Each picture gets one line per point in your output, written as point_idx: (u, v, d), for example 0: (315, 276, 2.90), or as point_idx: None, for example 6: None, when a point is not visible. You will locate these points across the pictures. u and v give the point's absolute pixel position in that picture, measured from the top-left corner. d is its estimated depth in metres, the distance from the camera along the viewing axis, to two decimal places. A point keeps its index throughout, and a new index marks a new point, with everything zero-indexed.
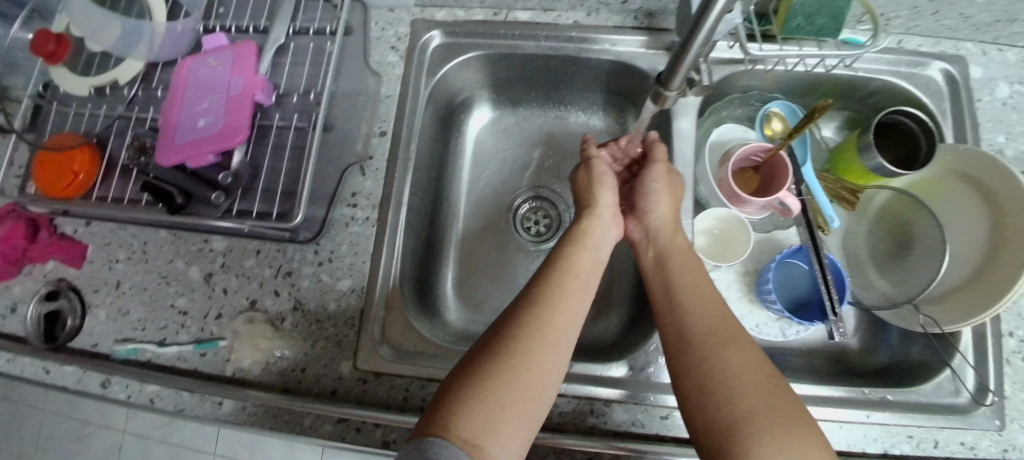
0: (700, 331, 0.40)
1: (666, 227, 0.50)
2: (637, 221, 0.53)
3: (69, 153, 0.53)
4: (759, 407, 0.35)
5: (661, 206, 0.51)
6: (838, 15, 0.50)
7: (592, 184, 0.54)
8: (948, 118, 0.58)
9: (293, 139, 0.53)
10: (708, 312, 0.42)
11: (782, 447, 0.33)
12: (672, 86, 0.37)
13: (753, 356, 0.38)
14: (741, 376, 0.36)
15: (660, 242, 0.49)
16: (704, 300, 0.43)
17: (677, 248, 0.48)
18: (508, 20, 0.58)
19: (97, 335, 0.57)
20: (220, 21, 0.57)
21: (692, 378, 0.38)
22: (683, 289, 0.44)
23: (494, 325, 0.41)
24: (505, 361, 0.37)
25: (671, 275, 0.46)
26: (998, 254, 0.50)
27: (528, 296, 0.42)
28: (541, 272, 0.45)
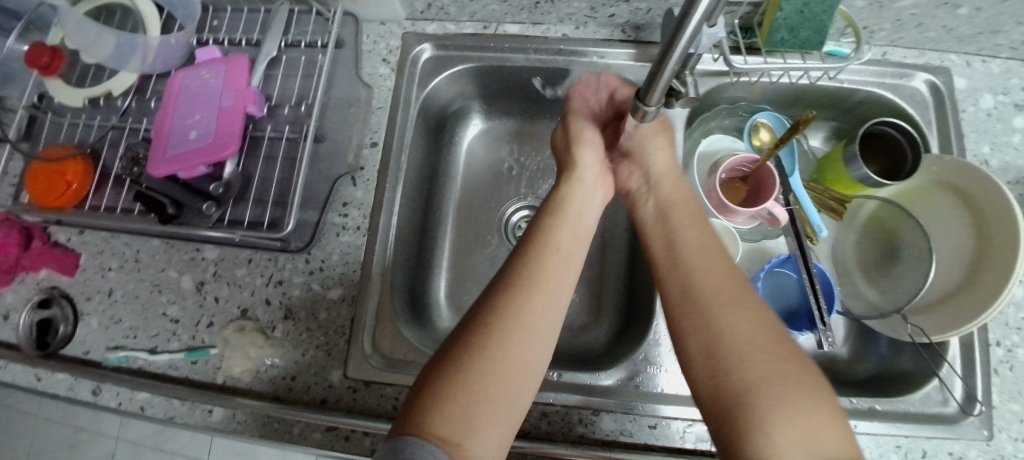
0: (705, 295, 0.40)
1: (666, 178, 0.51)
2: (633, 170, 0.53)
3: (62, 164, 0.54)
4: (767, 371, 0.36)
5: (657, 154, 0.52)
6: (820, 28, 0.51)
7: (571, 144, 0.54)
8: (933, 129, 0.59)
9: (285, 149, 0.54)
10: (711, 275, 0.42)
11: (790, 411, 0.34)
12: (651, 101, 0.35)
13: (759, 317, 0.38)
14: (749, 336, 0.37)
15: (662, 194, 0.50)
16: (707, 262, 0.43)
17: (677, 200, 0.49)
18: (498, 33, 0.59)
19: (89, 343, 0.56)
20: (214, 34, 0.58)
21: (697, 344, 0.38)
22: (686, 251, 0.44)
23: (467, 315, 0.40)
24: (485, 351, 0.37)
25: (674, 238, 0.46)
26: (983, 264, 0.51)
27: (505, 277, 0.42)
28: (521, 249, 0.44)
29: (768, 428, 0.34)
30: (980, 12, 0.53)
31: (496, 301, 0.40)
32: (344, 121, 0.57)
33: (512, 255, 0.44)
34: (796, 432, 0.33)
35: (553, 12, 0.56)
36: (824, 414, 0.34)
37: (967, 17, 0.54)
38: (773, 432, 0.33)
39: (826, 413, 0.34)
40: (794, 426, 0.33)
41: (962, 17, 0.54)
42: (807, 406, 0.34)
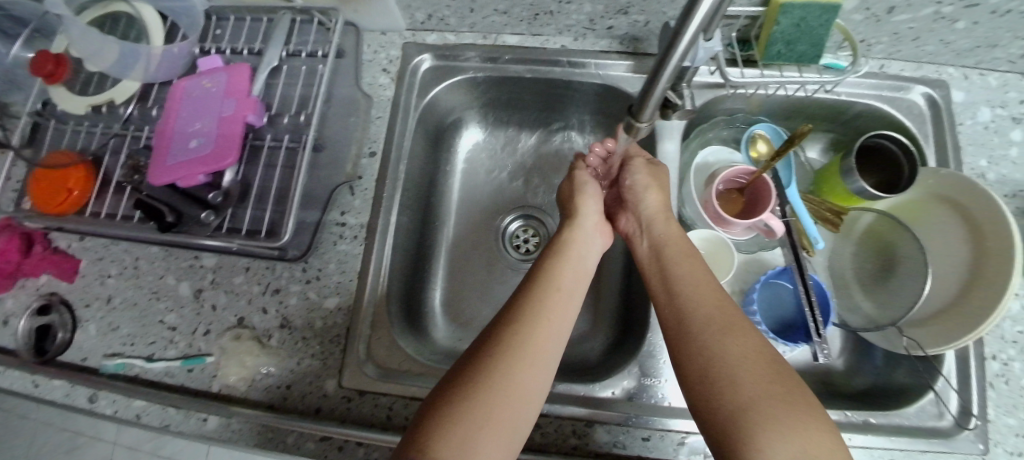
0: (699, 321, 0.41)
1: (659, 217, 0.52)
2: (631, 215, 0.54)
3: (63, 171, 0.54)
4: (760, 393, 0.36)
5: (650, 197, 0.53)
6: (817, 42, 0.51)
7: (575, 193, 0.55)
8: (930, 142, 0.59)
9: (284, 159, 0.54)
10: (705, 301, 0.42)
11: (784, 431, 0.34)
12: (643, 117, 0.38)
13: (751, 343, 0.39)
14: (742, 362, 0.38)
15: (656, 232, 0.51)
16: (701, 289, 0.43)
17: (672, 237, 0.50)
18: (497, 44, 0.60)
19: (87, 349, 0.57)
20: (215, 44, 0.58)
21: (692, 369, 0.39)
22: (680, 281, 0.45)
23: (477, 341, 0.41)
24: (483, 381, 0.37)
25: (668, 268, 0.47)
26: (979, 277, 0.51)
27: (507, 314, 0.42)
28: (524, 288, 0.45)
29: (763, 448, 0.33)
30: (979, 26, 0.53)
31: (499, 331, 0.41)
32: (342, 130, 0.57)
33: (517, 292, 0.45)
34: (791, 452, 0.33)
35: (552, 23, 0.57)
36: (818, 435, 0.34)
37: (965, 30, 0.54)
38: (767, 452, 0.33)
39: (824, 437, 0.34)
40: (788, 446, 0.33)
41: (960, 31, 0.54)
42: (800, 427, 0.34)
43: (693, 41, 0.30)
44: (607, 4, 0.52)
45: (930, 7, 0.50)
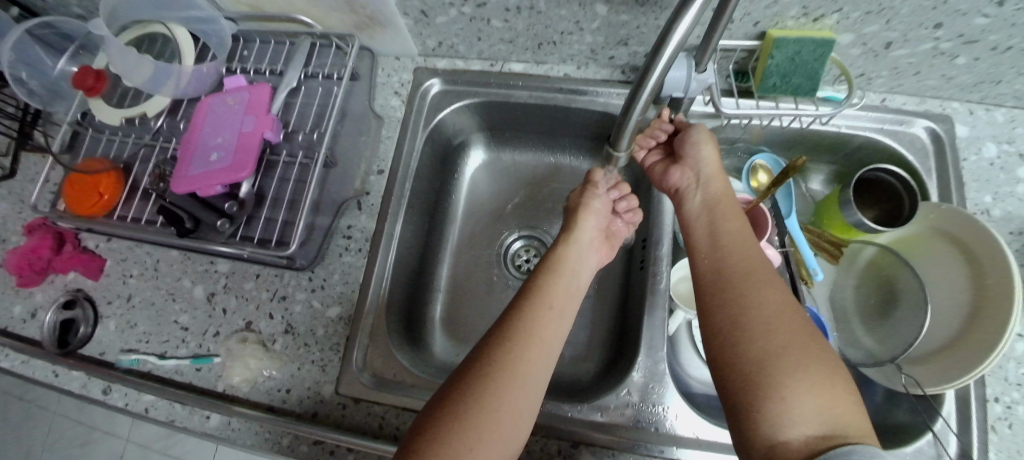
0: (737, 275, 0.42)
1: (715, 176, 0.51)
2: (686, 168, 0.52)
3: (96, 177, 0.59)
4: (792, 342, 0.37)
5: (708, 153, 0.52)
6: (812, 76, 0.52)
7: (578, 208, 0.57)
8: (932, 177, 0.59)
9: (297, 173, 0.57)
10: (746, 257, 0.44)
11: (808, 382, 0.35)
12: (621, 146, 0.46)
13: (788, 299, 0.40)
14: (776, 315, 0.39)
15: (710, 188, 0.50)
16: (744, 247, 0.44)
17: (725, 194, 0.50)
18: (503, 72, 0.63)
19: (106, 344, 0.60)
20: (241, 64, 0.63)
21: (724, 317, 0.40)
22: (725, 237, 0.46)
23: (468, 357, 0.42)
24: (497, 371, 0.40)
25: (716, 224, 0.47)
26: (980, 316, 0.50)
27: (502, 330, 0.44)
28: (516, 306, 0.46)
29: (786, 394, 0.35)
30: (980, 62, 0.53)
31: (493, 347, 0.42)
32: (353, 148, 0.61)
33: (510, 308, 0.46)
34: (813, 400, 0.35)
35: (556, 53, 0.59)
36: (841, 390, 0.35)
37: (966, 66, 0.54)
38: (790, 398, 0.35)
39: (847, 397, 0.35)
40: (810, 395, 0.35)
41: (961, 66, 0.54)
42: (824, 380, 0.35)
43: (665, 73, 0.36)
44: (607, 35, 0.54)
45: (927, 43, 0.51)
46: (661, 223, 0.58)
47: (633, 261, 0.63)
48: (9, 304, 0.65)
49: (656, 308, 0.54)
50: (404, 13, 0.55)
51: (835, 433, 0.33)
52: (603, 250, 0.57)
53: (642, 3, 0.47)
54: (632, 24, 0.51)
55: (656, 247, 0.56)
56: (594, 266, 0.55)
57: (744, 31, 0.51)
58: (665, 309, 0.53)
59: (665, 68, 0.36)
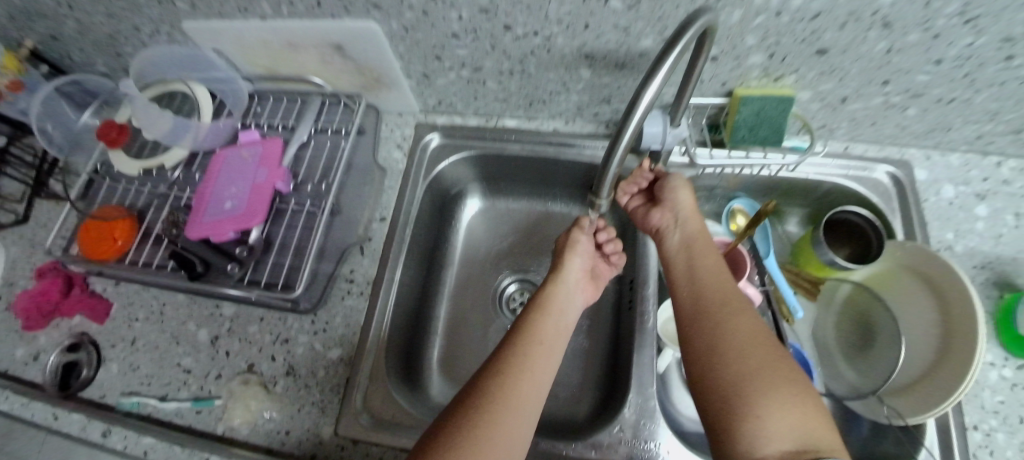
0: (713, 306, 0.45)
1: (691, 218, 0.55)
2: (664, 210, 0.56)
3: (111, 224, 0.62)
4: (764, 365, 0.40)
5: (684, 197, 0.56)
6: (777, 129, 0.58)
7: (565, 250, 0.60)
8: (897, 216, 0.64)
9: (304, 220, 0.61)
10: (721, 290, 0.47)
11: (780, 401, 0.37)
12: (602, 193, 0.50)
13: (760, 326, 0.43)
14: (749, 340, 0.42)
15: (688, 228, 0.54)
16: (719, 281, 0.48)
17: (701, 235, 0.54)
18: (497, 127, 0.68)
19: (107, 387, 0.61)
20: (255, 119, 0.68)
21: (702, 345, 0.43)
22: (701, 272, 0.49)
23: (463, 391, 0.44)
24: (489, 401, 0.42)
25: (694, 262, 0.51)
26: (950, 346, 0.52)
27: (496, 363, 0.46)
28: (508, 341, 0.49)
29: (762, 414, 0.37)
30: (929, 113, 0.59)
31: (486, 379, 0.45)
32: (358, 197, 0.65)
33: (504, 341, 0.49)
34: (786, 418, 0.37)
35: (546, 110, 0.65)
36: (813, 408, 0.38)
37: (917, 117, 0.60)
38: (765, 418, 0.37)
39: (819, 414, 0.37)
40: (783, 413, 0.37)
41: (913, 116, 0.60)
42: (796, 399, 0.38)
43: (641, 121, 0.41)
44: (591, 94, 0.60)
45: (878, 97, 0.57)
46: (648, 263, 0.62)
47: (623, 301, 0.66)
48: (11, 347, 0.66)
49: (644, 346, 0.56)
50: (408, 76, 0.62)
51: (809, 448, 0.35)
52: (589, 290, 0.59)
53: (621, 67, 0.53)
54: (613, 85, 0.57)
55: (643, 287, 0.60)
56: (581, 305, 0.57)
57: (714, 90, 0.57)
58: (653, 347, 0.56)
59: (640, 119, 0.41)
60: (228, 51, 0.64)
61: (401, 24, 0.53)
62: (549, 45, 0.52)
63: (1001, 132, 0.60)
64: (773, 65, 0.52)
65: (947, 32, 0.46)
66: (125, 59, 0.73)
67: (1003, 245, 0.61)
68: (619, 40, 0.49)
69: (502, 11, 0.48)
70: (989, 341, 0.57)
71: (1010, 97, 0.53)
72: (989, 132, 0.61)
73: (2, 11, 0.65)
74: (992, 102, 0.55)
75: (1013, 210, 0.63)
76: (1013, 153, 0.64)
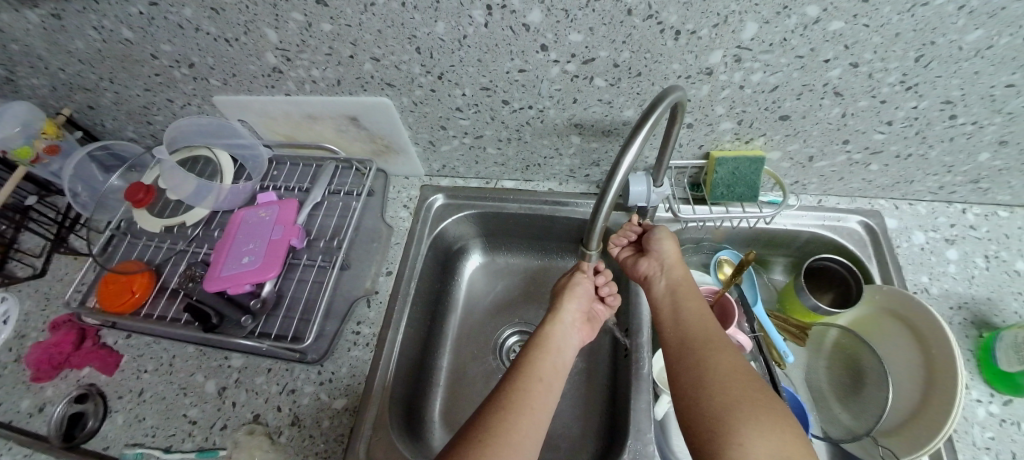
0: (697, 343, 0.49)
1: (676, 264, 0.59)
2: (651, 259, 0.60)
3: (131, 277, 0.65)
4: (744, 396, 0.43)
5: (669, 247, 0.60)
6: (752, 185, 0.63)
7: (563, 291, 0.61)
8: (873, 262, 0.68)
9: (315, 274, 0.65)
10: (704, 330, 0.51)
11: (760, 429, 0.41)
12: (592, 245, 0.55)
13: (740, 362, 0.47)
14: (730, 374, 0.45)
15: (673, 275, 0.58)
16: (703, 322, 0.52)
17: (686, 281, 0.57)
18: (496, 188, 0.74)
19: (110, 438, 0.61)
20: (272, 183, 0.74)
21: (688, 380, 0.47)
22: (686, 314, 0.53)
23: (466, 426, 0.46)
24: (491, 436, 0.44)
25: (679, 305, 0.55)
26: (933, 382, 0.55)
27: (496, 398, 0.48)
28: (507, 378, 0.51)
29: (744, 441, 0.40)
30: (890, 167, 0.64)
31: (488, 414, 0.46)
32: (366, 254, 0.69)
33: (503, 378, 0.51)
34: (767, 445, 0.40)
35: (541, 172, 0.71)
36: (791, 435, 0.41)
37: (880, 172, 0.65)
38: (747, 444, 0.40)
39: (797, 441, 0.41)
40: (764, 440, 0.40)
41: (876, 171, 0.65)
42: (775, 426, 0.41)
43: (619, 190, 0.47)
44: (581, 159, 0.66)
45: (842, 155, 0.62)
46: (640, 312, 0.65)
47: (619, 349, 0.68)
48: (17, 399, 0.66)
49: (640, 391, 0.58)
50: (415, 143, 0.69)
51: None
52: (585, 330, 0.60)
53: (607, 134, 0.60)
54: (601, 149, 0.63)
55: (637, 335, 0.63)
56: (577, 345, 0.58)
57: (693, 153, 0.63)
58: (649, 392, 0.58)
59: (618, 189, 0.47)
60: (254, 122, 0.71)
61: (412, 99, 0.60)
62: (542, 116, 0.59)
63: (960, 182, 0.66)
64: (743, 129, 0.58)
65: (893, 98, 0.52)
66: (154, 126, 0.79)
67: (976, 287, 0.65)
68: (604, 112, 0.56)
69: (501, 89, 0.55)
70: (973, 378, 0.59)
71: (960, 151, 0.59)
72: (949, 182, 0.66)
73: (47, 84, 0.72)
74: (946, 156, 0.60)
75: (981, 253, 0.67)
76: (976, 200, 0.69)
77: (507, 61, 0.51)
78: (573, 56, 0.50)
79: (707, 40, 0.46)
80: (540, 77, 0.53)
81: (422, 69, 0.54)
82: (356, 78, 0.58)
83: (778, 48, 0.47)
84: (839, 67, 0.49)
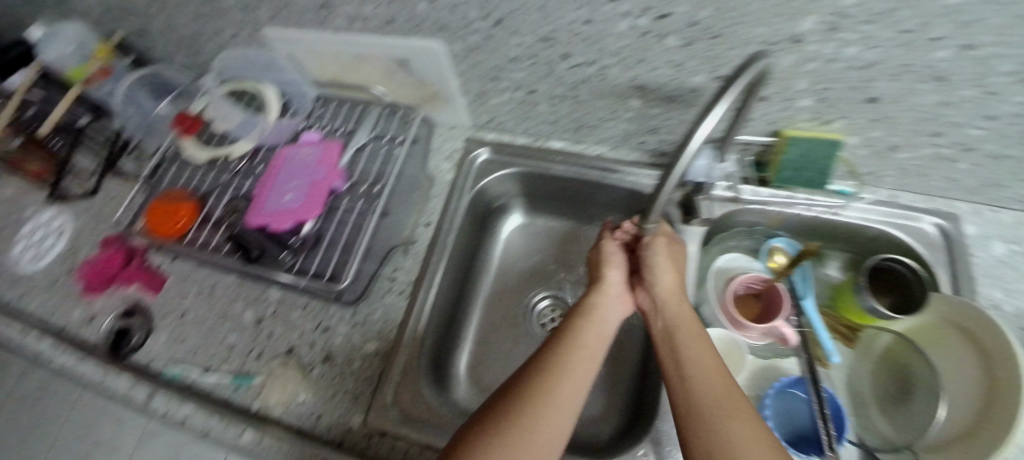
0: (706, 411, 0.40)
1: (671, 298, 0.51)
2: (647, 292, 0.53)
3: (177, 204, 0.66)
4: None
5: (665, 277, 0.52)
6: (823, 172, 0.59)
7: (599, 264, 0.57)
8: (942, 269, 0.62)
9: (354, 218, 0.63)
10: (713, 388, 0.42)
11: None
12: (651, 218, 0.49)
13: (761, 430, 0.38)
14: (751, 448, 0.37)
15: (669, 312, 0.50)
16: (710, 375, 0.43)
17: (685, 317, 0.49)
18: (544, 147, 0.71)
19: (153, 355, 0.64)
20: (315, 121, 0.72)
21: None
22: (690, 365, 0.44)
23: (488, 402, 0.43)
24: (519, 414, 0.41)
25: (680, 355, 0.46)
26: (988, 406, 0.49)
27: (525, 375, 0.45)
28: (515, 383, 0.45)
29: None
30: (982, 169, 0.57)
31: (521, 383, 0.44)
32: (406, 203, 0.68)
33: (529, 360, 0.47)
34: None
35: (593, 135, 0.67)
36: None
37: (967, 172, 0.59)
38: None
39: None
40: None
41: (963, 171, 0.58)
42: None
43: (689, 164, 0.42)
44: (638, 124, 0.62)
45: (928, 148, 0.56)
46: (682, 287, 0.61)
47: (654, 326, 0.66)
48: (69, 309, 0.70)
49: None
50: (464, 93, 0.66)
51: None
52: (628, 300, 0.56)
53: (672, 100, 0.56)
54: (661, 117, 0.59)
55: None
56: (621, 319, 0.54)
57: (761, 129, 0.59)
58: None
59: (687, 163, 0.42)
60: (301, 59, 0.70)
61: (465, 46, 0.56)
62: (603, 75, 0.55)
63: None
64: (823, 109, 0.53)
65: (1005, 90, 0.45)
66: (203, 56, 0.79)
67: None
68: (671, 75, 0.52)
69: (562, 41, 0.51)
70: None
71: None
72: None
73: (102, 5, 0.72)
74: None
75: None
76: None
77: (571, 11, 0.47)
78: (648, 10, 0.45)
79: (803, 2, 0.41)
80: (606, 31, 0.48)
81: (479, 14, 0.51)
82: (409, 19, 0.55)
83: (883, 19, 0.41)
84: (947, 49, 0.42)
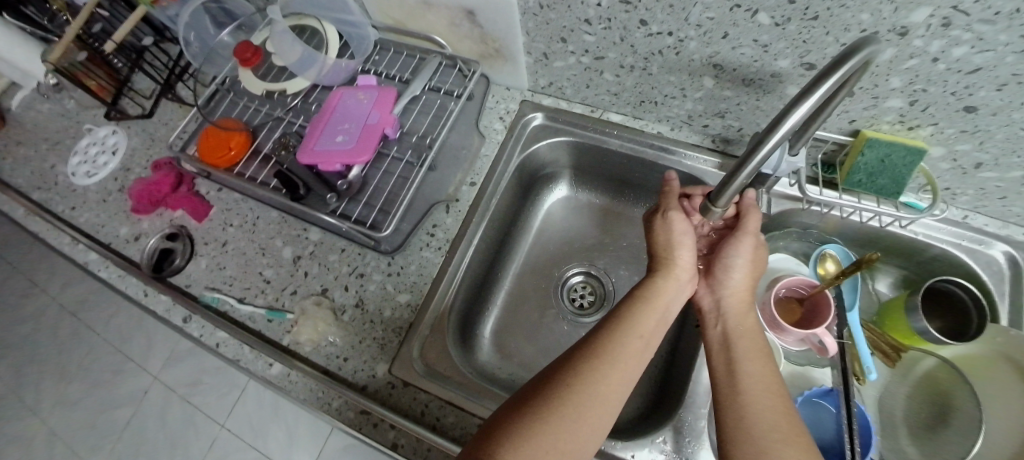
0: (758, 429, 0.39)
1: (739, 305, 0.50)
2: (715, 288, 0.52)
3: (230, 134, 0.67)
4: None
5: (739, 280, 0.51)
6: (899, 180, 0.56)
7: (672, 243, 0.54)
8: (1005, 301, 0.58)
9: (401, 169, 0.64)
10: (770, 406, 0.40)
11: None
12: (720, 202, 0.45)
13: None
14: None
15: (732, 320, 0.49)
16: (769, 393, 0.41)
17: (750, 329, 0.48)
18: (602, 119, 0.68)
19: (193, 278, 0.67)
20: (374, 67, 0.73)
21: None
22: (748, 377, 0.43)
23: (528, 385, 0.43)
24: (561, 400, 0.41)
25: (736, 365, 0.44)
26: None
27: (574, 358, 0.44)
28: (570, 357, 0.45)
29: None
30: None
31: (567, 367, 0.43)
32: (454, 160, 0.68)
33: (582, 340, 0.46)
34: None
35: (655, 112, 0.65)
36: None
37: None
38: None
39: None
40: None
41: None
42: None
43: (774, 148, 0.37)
44: (707, 105, 0.59)
45: (1019, 171, 0.52)
46: None
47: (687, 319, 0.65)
48: (119, 225, 0.74)
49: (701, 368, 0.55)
50: (527, 53, 0.64)
51: None
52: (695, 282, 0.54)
53: (748, 83, 0.53)
54: (734, 100, 0.56)
55: None
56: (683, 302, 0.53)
57: (839, 126, 0.55)
58: None
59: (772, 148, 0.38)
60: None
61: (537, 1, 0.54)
62: (679, 47, 0.52)
63: None
64: (911, 112, 0.49)
65: None
66: None
67: None
68: (754, 56, 0.49)
69: (642, 5, 0.49)
70: None
71: None
72: None
73: None
74: None
75: None
76: None
77: None
78: None
79: None
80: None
81: None
82: None
83: (1004, 20, 0.37)
84: None
